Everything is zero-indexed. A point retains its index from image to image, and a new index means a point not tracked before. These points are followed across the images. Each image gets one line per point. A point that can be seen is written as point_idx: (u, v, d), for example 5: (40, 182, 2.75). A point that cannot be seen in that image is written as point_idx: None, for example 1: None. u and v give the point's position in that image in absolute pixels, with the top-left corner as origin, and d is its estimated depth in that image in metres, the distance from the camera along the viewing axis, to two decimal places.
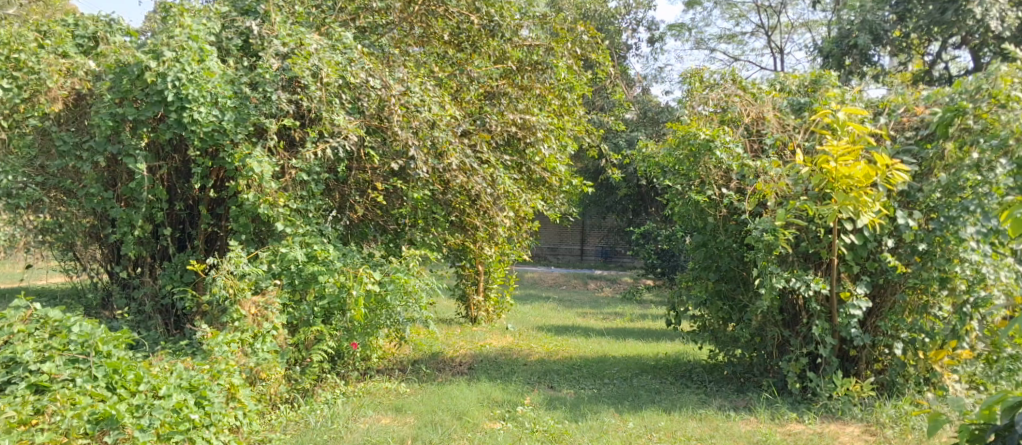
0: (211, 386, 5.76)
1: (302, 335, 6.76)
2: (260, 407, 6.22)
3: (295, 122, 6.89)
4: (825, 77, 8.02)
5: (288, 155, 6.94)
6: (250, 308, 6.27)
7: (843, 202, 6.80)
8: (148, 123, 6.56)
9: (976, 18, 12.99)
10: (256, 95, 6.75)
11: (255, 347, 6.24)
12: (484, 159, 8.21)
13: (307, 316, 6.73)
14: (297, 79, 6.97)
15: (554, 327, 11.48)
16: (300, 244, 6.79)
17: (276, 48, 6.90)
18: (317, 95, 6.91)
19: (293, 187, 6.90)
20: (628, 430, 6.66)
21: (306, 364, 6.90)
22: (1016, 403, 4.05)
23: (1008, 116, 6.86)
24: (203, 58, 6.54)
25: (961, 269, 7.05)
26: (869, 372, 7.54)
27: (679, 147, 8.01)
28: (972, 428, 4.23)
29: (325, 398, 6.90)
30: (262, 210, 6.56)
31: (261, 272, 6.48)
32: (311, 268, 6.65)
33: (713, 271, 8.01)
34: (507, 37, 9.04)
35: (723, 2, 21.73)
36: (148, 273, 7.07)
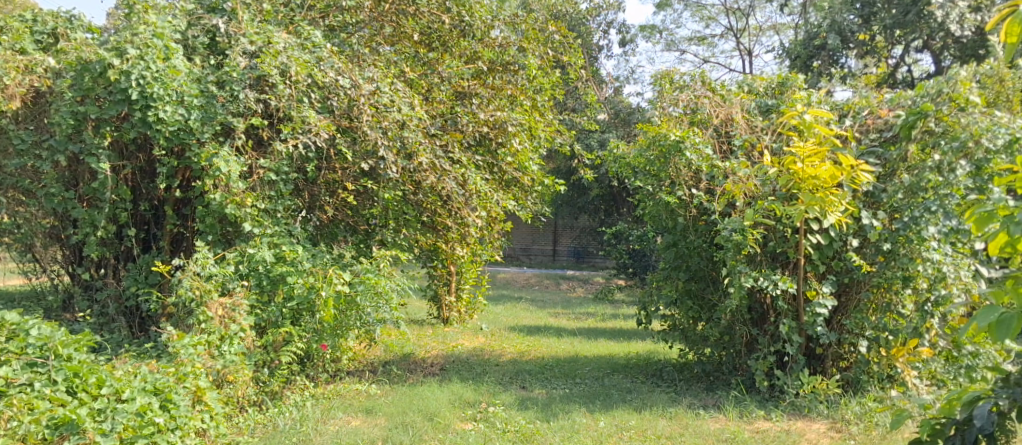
0: (177, 389, 5.73)
1: (269, 337, 6.74)
2: (227, 410, 6.19)
3: (264, 121, 6.88)
4: (791, 80, 8.17)
5: (256, 154, 6.95)
6: (217, 310, 6.27)
7: (810, 202, 6.88)
8: (111, 122, 6.53)
9: (938, 22, 13.32)
10: (222, 93, 6.73)
11: (222, 350, 6.21)
12: (456, 158, 8.22)
13: (275, 317, 6.73)
14: (265, 78, 6.93)
15: (526, 327, 11.55)
16: (268, 244, 6.82)
17: (243, 47, 6.93)
18: (285, 94, 6.89)
19: (260, 187, 6.89)
20: (599, 430, 6.71)
21: (274, 366, 6.87)
22: (974, 398, 4.14)
23: (967, 119, 6.97)
24: (168, 55, 6.56)
25: (922, 269, 7.14)
26: (836, 369, 7.65)
27: (650, 148, 8.09)
28: (933, 423, 4.29)
29: (294, 401, 6.87)
30: (228, 210, 6.55)
31: (228, 273, 6.48)
32: (280, 268, 6.70)
33: (683, 271, 8.11)
34: (477, 37, 9.16)
35: (693, 5, 21.90)
36: (111, 275, 7.06)
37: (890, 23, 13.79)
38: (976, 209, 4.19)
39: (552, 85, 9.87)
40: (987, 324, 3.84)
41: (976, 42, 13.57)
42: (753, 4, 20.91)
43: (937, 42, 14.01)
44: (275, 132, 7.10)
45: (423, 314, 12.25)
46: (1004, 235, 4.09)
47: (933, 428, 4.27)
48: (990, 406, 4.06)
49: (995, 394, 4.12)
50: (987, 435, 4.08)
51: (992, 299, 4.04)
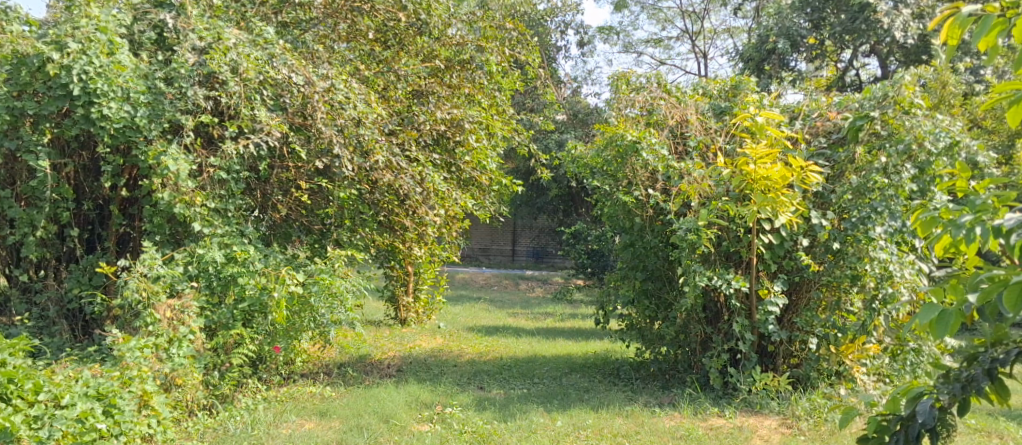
0: (122, 394, 5.65)
1: (221, 339, 6.70)
2: (175, 414, 6.12)
3: (214, 119, 6.82)
4: (744, 83, 8.30)
5: (206, 152, 6.84)
6: (165, 311, 6.21)
7: (762, 202, 6.98)
8: (51, 118, 6.42)
9: (883, 28, 13.55)
10: (170, 90, 6.65)
11: (170, 352, 6.15)
12: (413, 156, 8.27)
13: (226, 319, 6.69)
14: (215, 75, 6.86)
15: (485, 328, 11.60)
16: (218, 245, 6.73)
17: (192, 42, 6.80)
18: (236, 91, 6.81)
19: (211, 186, 6.81)
20: (557, 429, 6.77)
21: (225, 369, 6.83)
22: (918, 393, 3.75)
23: (912, 121, 7.16)
24: (112, 51, 6.43)
25: (869, 267, 7.24)
26: (786, 366, 7.80)
27: (607, 148, 8.15)
28: (879, 420, 3.87)
29: (246, 404, 6.83)
30: (177, 210, 6.47)
31: (177, 274, 6.39)
32: (230, 269, 6.62)
33: (640, 271, 8.25)
34: (435, 36, 9.15)
35: (649, 8, 22.08)
36: (53, 277, 6.97)
37: (837, 28, 14.04)
38: (921, 212, 3.91)
39: (508, 85, 9.91)
40: (927, 321, 3.46)
41: (918, 48, 14.09)
42: (708, 7, 21.13)
43: (884, 47, 14.31)
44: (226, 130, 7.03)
45: (381, 314, 12.27)
46: (947, 236, 3.80)
47: (879, 430, 3.84)
48: (932, 401, 3.68)
49: (940, 390, 3.73)
50: (930, 433, 3.68)
51: (933, 297, 3.68)
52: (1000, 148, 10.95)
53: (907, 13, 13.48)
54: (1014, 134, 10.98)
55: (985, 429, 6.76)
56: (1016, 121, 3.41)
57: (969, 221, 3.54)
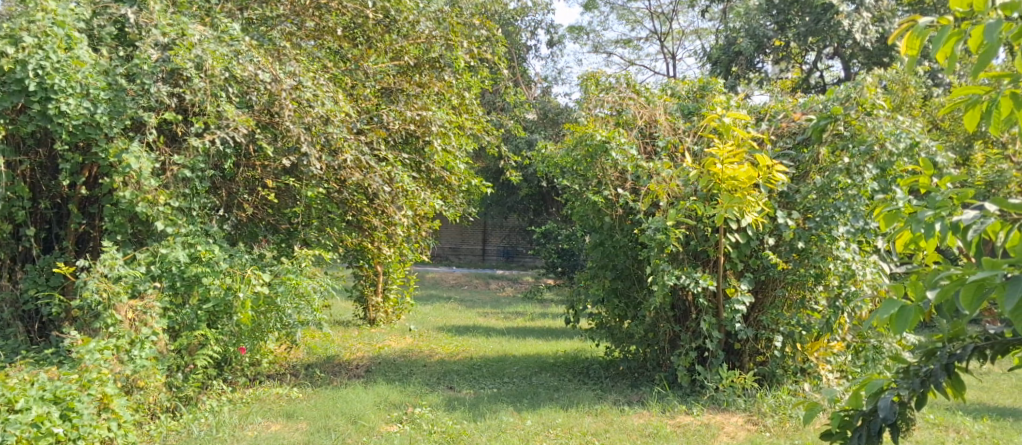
0: (80, 397, 5.53)
1: (184, 340, 6.64)
2: (137, 418, 6.04)
3: (177, 116, 6.67)
4: (712, 84, 8.36)
5: (168, 150, 6.68)
6: (126, 312, 6.12)
7: (729, 203, 7.08)
8: (7, 115, 6.24)
9: (844, 31, 13.68)
10: (132, 87, 6.46)
11: (132, 354, 6.07)
12: (382, 156, 8.25)
13: (190, 320, 6.64)
14: (179, 71, 6.67)
15: (455, 328, 11.58)
16: (181, 244, 6.62)
17: (156, 38, 6.58)
18: (201, 88, 6.63)
19: (174, 184, 6.65)
20: (525, 428, 6.80)
21: (189, 371, 6.78)
22: (879, 387, 3.69)
23: (875, 122, 7.24)
24: (71, 45, 6.26)
25: (833, 266, 7.32)
26: (752, 364, 7.89)
27: (577, 147, 8.16)
28: (842, 415, 3.87)
29: (210, 406, 6.79)
30: (139, 209, 6.30)
31: (138, 275, 6.26)
32: (195, 269, 6.54)
33: (610, 270, 8.30)
34: (403, 33, 9.08)
35: (619, 9, 22.18)
36: (8, 276, 6.86)
37: (802, 30, 14.18)
38: (883, 207, 3.84)
39: (477, 84, 9.92)
40: (887, 317, 3.36)
41: (881, 51, 14.28)
42: (677, 8, 21.25)
43: (848, 50, 14.47)
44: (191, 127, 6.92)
45: (349, 315, 12.24)
46: (907, 231, 3.75)
47: (841, 425, 3.84)
48: (892, 397, 3.65)
49: (900, 384, 3.70)
50: (890, 429, 3.68)
51: (894, 293, 3.63)
52: (959, 149, 11.13)
53: (869, 17, 13.66)
54: (972, 136, 11.16)
55: (943, 423, 6.86)
56: (974, 123, 3.40)
57: (929, 217, 3.49)
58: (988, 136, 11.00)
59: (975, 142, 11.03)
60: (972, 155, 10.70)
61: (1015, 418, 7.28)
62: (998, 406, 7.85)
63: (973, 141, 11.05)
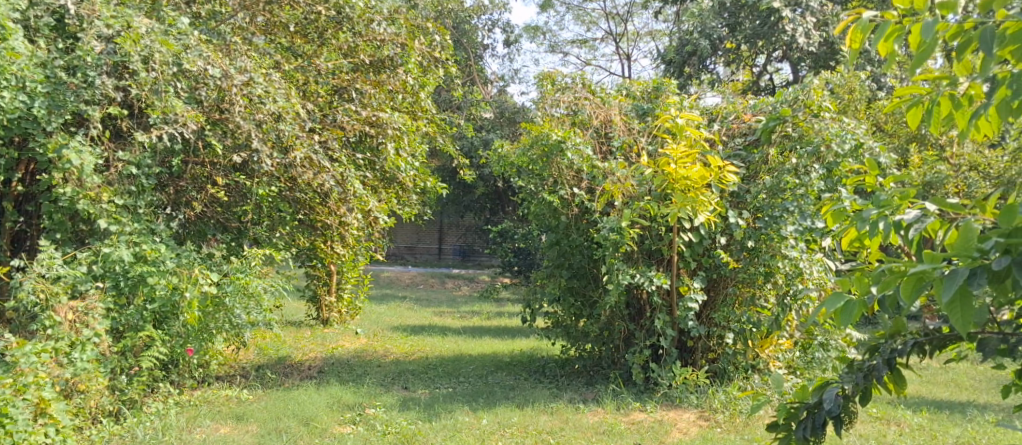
0: (14, 402, 5.34)
1: (128, 342, 6.51)
2: (77, 422, 5.91)
3: (122, 111, 6.49)
4: (666, 85, 8.41)
5: (113, 146, 6.56)
6: (67, 313, 5.96)
7: (681, 203, 7.12)
8: None
9: (790, 34, 13.86)
10: (75, 80, 6.24)
11: (72, 357, 5.89)
12: (336, 156, 8.18)
13: (134, 321, 6.51)
14: (125, 65, 6.53)
15: (410, 328, 11.53)
16: (125, 244, 6.40)
17: (99, 30, 6.33)
18: (146, 82, 6.45)
19: (119, 181, 6.48)
20: (481, 427, 6.80)
21: (133, 373, 6.65)
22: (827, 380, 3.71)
23: (821, 124, 7.37)
24: (6, 36, 5.87)
25: (782, 265, 7.44)
26: (704, 361, 8.00)
27: (533, 147, 8.20)
28: (790, 408, 3.80)
29: (156, 410, 6.65)
30: (81, 206, 6.12)
31: (79, 275, 6.07)
32: (139, 268, 6.36)
33: (566, 269, 8.30)
34: (355, 31, 8.96)
35: (575, 9, 22.30)
36: None
37: (751, 33, 14.37)
38: (832, 206, 3.81)
39: (432, 85, 9.91)
40: (833, 310, 3.36)
41: (828, 54, 14.52)
42: (631, 10, 21.40)
43: (795, 53, 14.70)
44: (137, 123, 6.79)
45: (300, 316, 12.12)
46: (853, 229, 3.72)
47: (787, 419, 3.77)
48: (837, 389, 3.61)
49: (846, 378, 3.67)
50: (834, 421, 3.62)
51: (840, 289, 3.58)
52: (901, 151, 11.35)
53: (813, 21, 13.90)
54: (913, 138, 11.38)
55: (885, 417, 7.00)
56: (916, 122, 3.43)
57: (874, 215, 3.46)
58: (929, 139, 11.23)
59: (915, 144, 11.25)
60: (913, 157, 10.92)
61: (954, 411, 7.45)
62: (937, 399, 8.04)
63: (914, 143, 11.28)
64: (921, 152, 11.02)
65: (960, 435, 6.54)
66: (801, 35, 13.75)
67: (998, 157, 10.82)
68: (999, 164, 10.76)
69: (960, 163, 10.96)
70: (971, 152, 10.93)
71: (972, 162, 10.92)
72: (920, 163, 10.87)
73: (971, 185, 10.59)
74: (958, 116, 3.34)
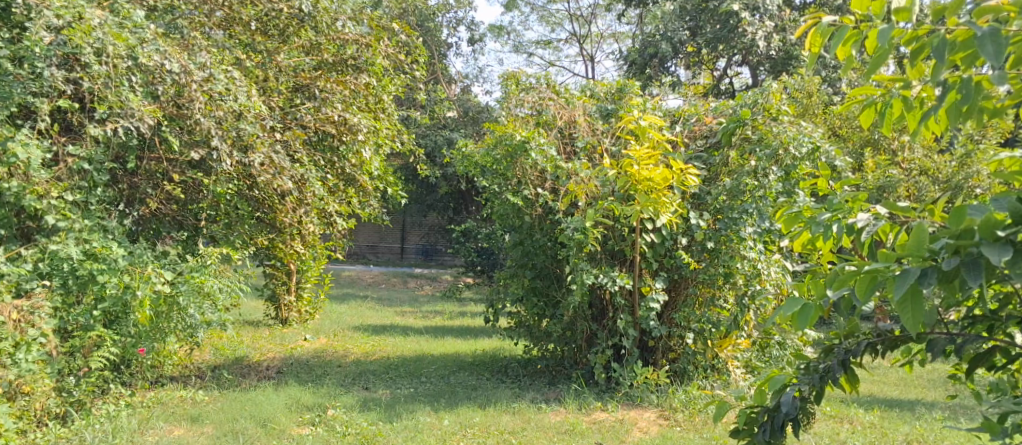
0: None
1: (78, 341, 6.38)
2: (21, 426, 5.77)
3: (73, 104, 6.36)
4: (629, 86, 8.42)
5: (63, 140, 6.44)
6: (12, 313, 5.79)
7: (645, 203, 7.09)
8: None
9: (749, 38, 13.99)
10: (22, 71, 6.09)
11: (17, 358, 5.75)
12: (297, 156, 8.11)
13: (84, 321, 6.37)
14: (76, 57, 6.37)
15: (372, 328, 11.44)
16: (74, 241, 6.28)
17: (48, 20, 6.15)
18: (99, 76, 6.32)
19: (69, 176, 6.36)
20: (442, 428, 6.77)
21: (82, 374, 6.46)
22: (783, 383, 3.67)
23: (780, 127, 7.40)
24: None
25: (740, 265, 7.52)
26: (665, 360, 8.04)
27: (497, 147, 8.17)
28: (748, 410, 3.80)
29: (107, 412, 6.55)
30: (27, 201, 5.96)
31: (24, 273, 5.95)
32: (89, 266, 6.21)
33: (529, 269, 8.29)
34: (319, 29, 8.89)
35: (540, 10, 22.32)
36: None
37: (712, 37, 14.47)
38: (786, 209, 3.83)
39: (395, 84, 9.86)
40: (790, 315, 3.35)
41: (785, 59, 14.67)
42: (595, 12, 21.46)
43: (754, 58, 14.82)
44: (89, 115, 6.60)
45: (258, 316, 11.99)
46: (807, 230, 3.73)
47: (747, 422, 3.77)
48: (793, 391, 3.60)
49: (801, 379, 3.66)
50: (793, 422, 3.62)
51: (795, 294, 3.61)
52: (856, 156, 11.46)
53: (771, 25, 14.02)
54: (868, 142, 11.51)
55: (838, 415, 7.07)
56: (869, 123, 3.46)
57: (828, 218, 3.48)
58: (882, 143, 11.35)
59: (870, 149, 11.37)
60: (867, 161, 11.05)
61: (904, 409, 7.55)
62: (887, 397, 8.17)
63: (868, 148, 11.35)
64: (875, 156, 11.15)
65: (909, 432, 6.62)
66: (760, 39, 13.87)
67: (946, 162, 10.74)
68: (946, 170, 10.67)
69: (911, 167, 10.98)
70: (921, 156, 10.97)
71: (922, 166, 10.91)
72: (873, 167, 10.98)
73: (921, 189, 10.67)
74: (909, 116, 3.38)
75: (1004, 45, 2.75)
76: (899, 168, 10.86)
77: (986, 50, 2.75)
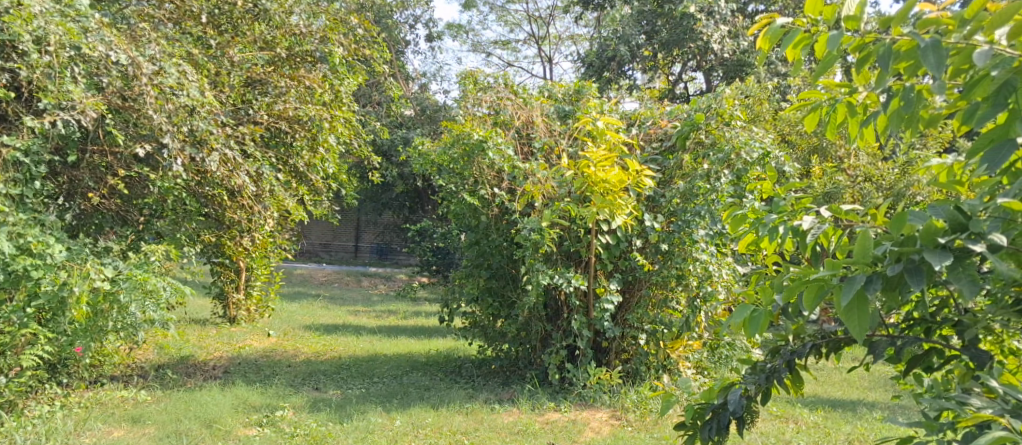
0: None
1: (11, 338, 6.15)
2: None
3: (11, 93, 6.17)
4: (587, 88, 8.41)
5: None
6: None
7: (600, 205, 7.05)
8: None
9: (704, 44, 14.11)
10: None
11: None
12: (249, 151, 7.98)
13: (18, 319, 6.14)
14: (13, 44, 6.19)
15: (324, 327, 11.29)
16: (7, 235, 6.05)
17: None
18: (37, 65, 6.15)
19: (5, 168, 6.18)
20: (394, 429, 6.69)
21: (14, 374, 6.27)
22: (731, 382, 3.67)
23: (731, 132, 7.46)
24: None
25: (692, 267, 7.56)
26: (618, 361, 8.04)
27: (454, 146, 8.08)
28: (696, 407, 3.75)
29: (40, 413, 6.38)
30: None
31: None
32: (22, 261, 6.02)
33: (485, 269, 8.24)
34: (274, 22, 8.74)
35: (498, 10, 22.29)
36: None
37: (667, 41, 14.56)
38: (732, 209, 3.81)
39: (352, 82, 9.75)
40: (740, 321, 3.32)
41: (739, 65, 14.81)
42: (553, 14, 21.49)
43: (708, 63, 14.93)
44: (27, 106, 6.44)
45: (205, 315, 11.79)
46: (753, 234, 3.73)
47: (693, 419, 3.73)
48: (741, 390, 3.56)
49: (748, 379, 3.64)
50: (737, 421, 3.59)
51: (742, 298, 3.60)
52: (804, 162, 11.57)
53: (725, 31, 14.14)
54: (816, 150, 11.65)
55: (784, 415, 7.11)
56: (814, 128, 3.46)
57: (774, 220, 3.48)
58: (830, 151, 11.49)
59: (818, 156, 11.51)
60: (816, 167, 11.18)
61: (847, 409, 7.62)
62: (832, 397, 8.24)
63: (816, 155, 11.52)
64: (823, 162, 11.30)
65: (851, 431, 6.67)
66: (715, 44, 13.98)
67: (889, 169, 10.97)
68: (889, 176, 10.88)
69: (856, 174, 11.14)
70: (866, 163, 11.16)
71: (866, 173, 11.09)
72: (822, 173, 11.11)
73: (867, 195, 10.83)
74: (853, 123, 3.39)
75: (946, 56, 2.75)
76: (845, 175, 11.02)
77: (928, 60, 2.75)
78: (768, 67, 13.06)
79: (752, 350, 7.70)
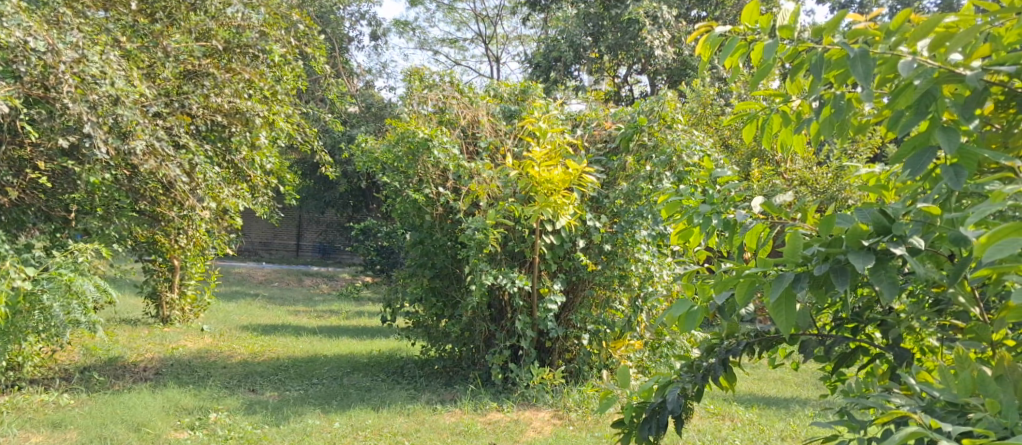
0: None
1: None
2: None
3: None
4: (533, 88, 8.35)
5: None
6: None
7: (543, 204, 6.98)
8: None
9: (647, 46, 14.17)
10: None
11: None
12: (182, 142, 7.75)
13: None
14: None
15: (261, 327, 11.10)
16: None
17: None
18: None
19: None
20: (332, 430, 6.57)
21: None
22: (666, 381, 3.62)
23: (674, 135, 7.47)
24: None
25: (635, 268, 7.58)
26: (561, 361, 8.01)
27: (398, 144, 7.94)
28: (635, 408, 3.69)
29: None
30: None
31: None
32: None
33: (428, 269, 8.10)
34: (211, 14, 8.48)
35: (444, 7, 22.17)
36: None
37: (613, 43, 14.59)
38: (668, 197, 3.77)
39: (293, 79, 9.58)
40: (679, 315, 3.26)
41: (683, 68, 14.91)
42: (500, 13, 21.45)
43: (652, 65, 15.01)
44: None
45: (137, 315, 11.52)
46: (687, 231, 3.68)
47: (632, 417, 3.67)
48: (679, 388, 3.51)
49: (684, 378, 3.60)
50: (675, 420, 3.53)
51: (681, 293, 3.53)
52: (744, 166, 11.67)
53: (669, 35, 14.22)
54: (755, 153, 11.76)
55: (721, 412, 7.12)
56: (749, 137, 3.44)
57: (708, 211, 3.46)
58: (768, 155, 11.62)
59: (756, 160, 11.63)
60: (754, 170, 11.29)
61: (781, 407, 7.69)
62: (768, 396, 8.26)
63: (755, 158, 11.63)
64: (760, 166, 11.41)
65: (784, 428, 6.71)
66: (659, 47, 14.05)
67: (824, 173, 11.21)
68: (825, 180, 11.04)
69: (793, 177, 11.27)
70: (803, 167, 11.30)
71: (802, 176, 11.23)
72: (760, 176, 11.24)
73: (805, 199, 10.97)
74: (787, 132, 3.37)
75: (874, 66, 2.73)
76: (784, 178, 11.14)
77: (856, 70, 2.73)
78: (711, 70, 13.15)
79: (693, 350, 7.72)
